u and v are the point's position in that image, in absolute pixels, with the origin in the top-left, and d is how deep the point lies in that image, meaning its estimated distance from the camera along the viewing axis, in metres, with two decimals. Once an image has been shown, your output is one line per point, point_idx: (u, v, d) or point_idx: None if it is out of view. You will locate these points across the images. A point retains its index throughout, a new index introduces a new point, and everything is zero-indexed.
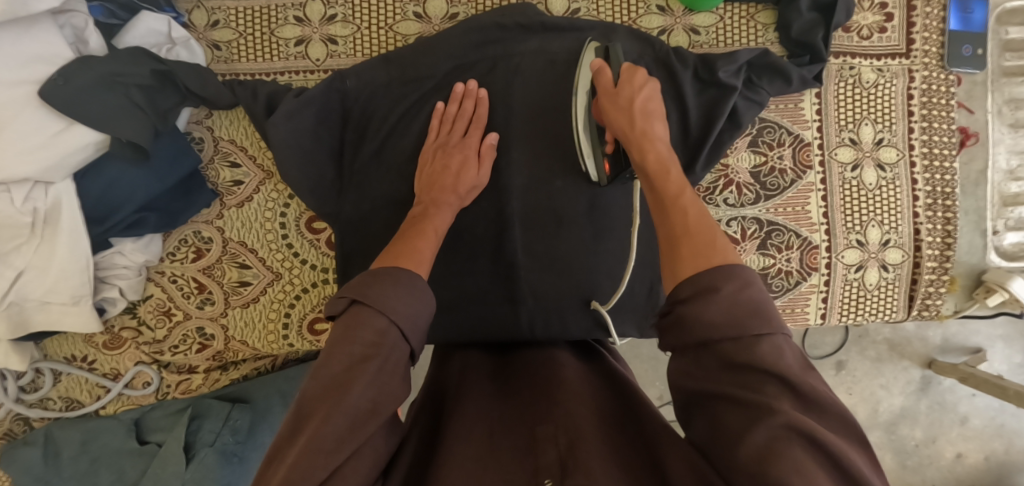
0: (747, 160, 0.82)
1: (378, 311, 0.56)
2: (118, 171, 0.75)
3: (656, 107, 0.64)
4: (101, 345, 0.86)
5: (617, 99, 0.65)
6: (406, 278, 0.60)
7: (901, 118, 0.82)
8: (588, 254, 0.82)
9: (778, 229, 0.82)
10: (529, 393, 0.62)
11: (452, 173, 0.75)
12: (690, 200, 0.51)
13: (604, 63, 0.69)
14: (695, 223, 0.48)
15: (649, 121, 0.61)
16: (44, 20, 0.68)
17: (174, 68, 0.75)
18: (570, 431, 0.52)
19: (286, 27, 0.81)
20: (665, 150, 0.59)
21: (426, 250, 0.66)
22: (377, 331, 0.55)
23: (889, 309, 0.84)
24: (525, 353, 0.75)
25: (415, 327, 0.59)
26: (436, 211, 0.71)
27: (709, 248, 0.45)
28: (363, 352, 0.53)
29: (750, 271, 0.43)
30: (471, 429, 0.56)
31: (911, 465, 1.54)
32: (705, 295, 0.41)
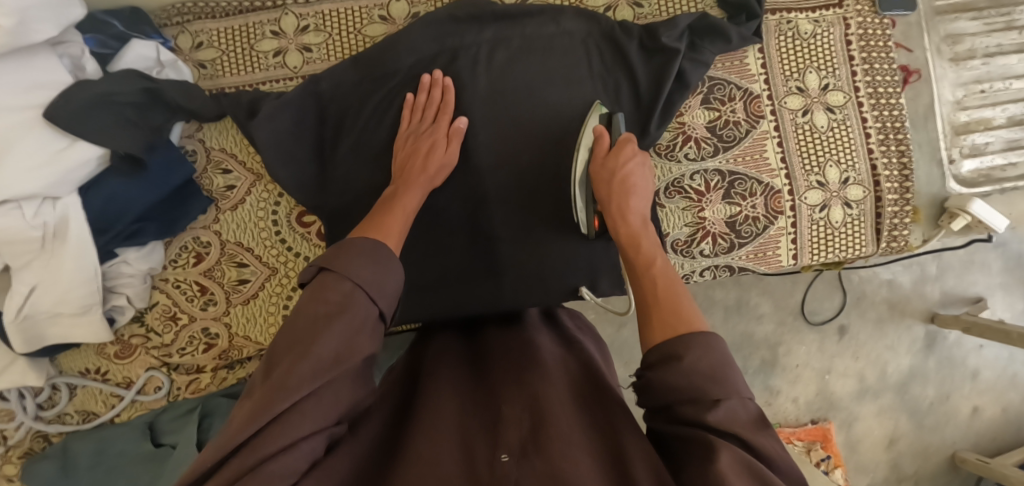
0: (702, 117, 0.86)
1: (342, 279, 0.54)
2: (118, 183, 0.80)
3: (640, 180, 0.70)
4: (113, 355, 0.91)
5: (605, 167, 0.72)
6: (374, 249, 0.58)
7: (842, 63, 0.87)
8: (563, 223, 0.86)
9: (740, 178, 0.86)
10: (500, 372, 0.65)
11: (423, 155, 0.78)
12: (659, 268, 0.60)
13: (603, 129, 0.75)
14: (664, 291, 0.57)
15: (627, 196, 0.68)
16: (44, 49, 0.76)
17: (162, 85, 0.81)
18: (531, 413, 0.55)
19: (264, 41, 0.88)
20: (639, 224, 0.67)
21: (397, 226, 0.67)
22: (335, 300, 0.52)
23: (858, 244, 0.88)
24: (496, 333, 0.77)
25: (384, 296, 0.57)
26: (411, 189, 0.73)
27: (675, 319, 0.53)
28: (330, 314, 0.51)
29: (715, 337, 0.50)
30: (439, 405, 0.58)
31: (929, 425, 1.54)
32: (670, 360, 0.49)
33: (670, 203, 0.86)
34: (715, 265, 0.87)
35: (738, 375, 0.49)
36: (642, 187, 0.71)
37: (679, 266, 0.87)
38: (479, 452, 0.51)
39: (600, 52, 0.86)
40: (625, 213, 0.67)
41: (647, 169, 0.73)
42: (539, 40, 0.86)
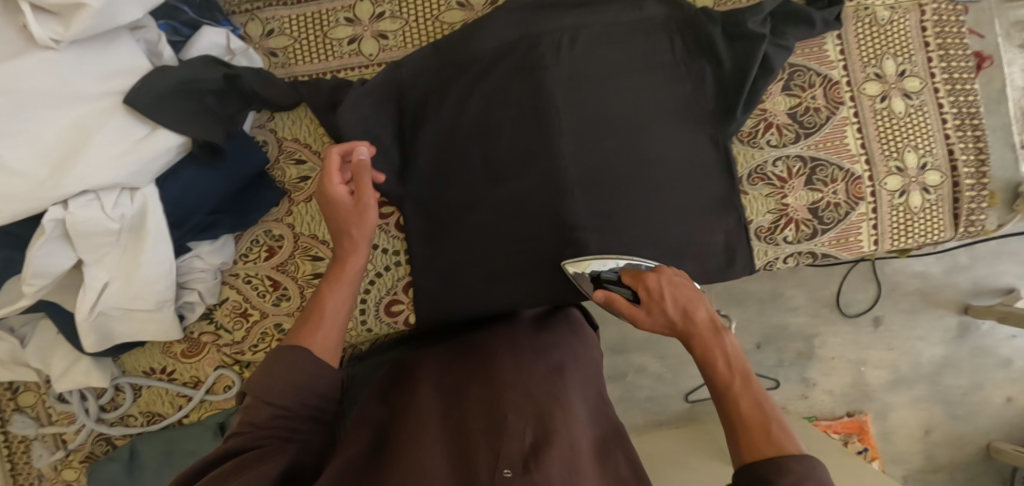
0: (783, 103, 0.86)
1: (272, 399, 0.59)
2: (196, 174, 0.79)
3: (688, 293, 0.61)
4: (180, 354, 0.88)
5: (649, 318, 0.62)
6: (296, 359, 0.61)
7: (918, 49, 0.87)
8: (649, 212, 0.85)
9: (822, 164, 0.86)
10: (491, 375, 0.69)
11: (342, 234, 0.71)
12: (740, 387, 0.57)
13: (608, 295, 0.64)
14: (751, 414, 0.55)
15: (694, 318, 0.60)
16: (124, 34, 0.74)
17: (240, 73, 0.78)
18: (534, 424, 0.62)
19: (338, 29, 0.86)
20: (728, 349, 0.59)
21: (332, 311, 0.68)
22: (269, 421, 0.59)
23: (937, 229, 0.89)
24: (501, 330, 0.79)
25: (315, 395, 0.62)
26: (349, 258, 0.70)
27: (763, 440, 0.52)
28: (276, 424, 0.60)
29: (808, 457, 0.50)
30: (425, 423, 0.63)
31: (962, 414, 1.55)
32: (766, 485, 0.49)
33: (754, 189, 0.86)
34: (799, 251, 0.87)
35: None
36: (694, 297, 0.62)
37: (762, 253, 0.87)
38: (482, 461, 0.57)
39: (682, 38, 0.85)
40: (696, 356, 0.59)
41: (683, 279, 0.63)
42: (619, 25, 0.85)
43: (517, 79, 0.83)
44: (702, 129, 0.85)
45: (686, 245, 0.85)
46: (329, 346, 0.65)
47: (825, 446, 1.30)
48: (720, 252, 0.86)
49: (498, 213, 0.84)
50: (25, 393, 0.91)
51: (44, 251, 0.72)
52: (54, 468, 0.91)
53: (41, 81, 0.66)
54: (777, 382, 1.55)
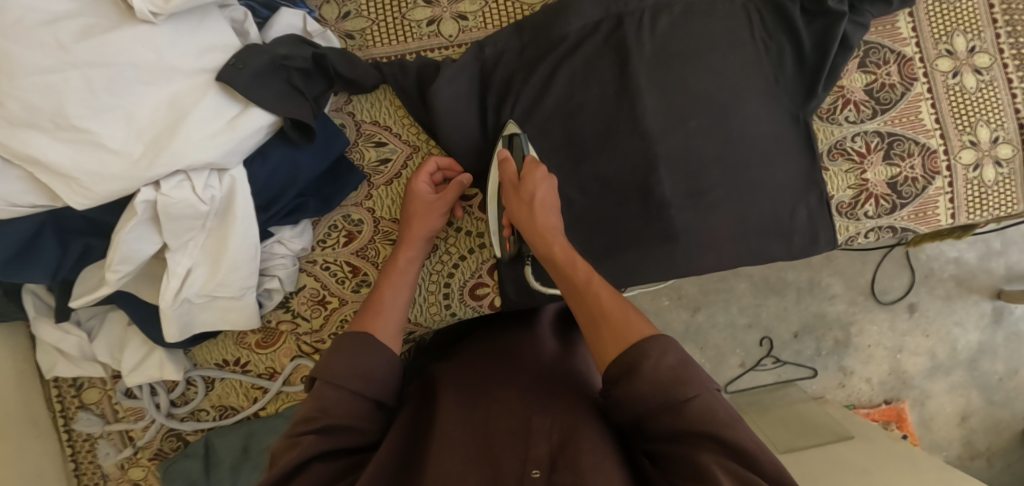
0: (859, 80, 0.87)
1: (340, 385, 0.59)
2: (285, 154, 0.78)
3: (552, 202, 0.76)
4: (255, 345, 0.86)
5: (519, 195, 0.75)
6: (360, 343, 0.63)
7: (987, 25, 0.89)
8: (734, 191, 0.85)
9: (899, 139, 0.87)
10: (512, 380, 0.67)
11: (408, 221, 0.79)
12: (597, 285, 0.64)
13: (508, 153, 0.79)
14: (608, 302, 0.62)
15: (547, 216, 0.74)
16: (214, 12, 0.72)
17: (326, 53, 0.78)
18: (563, 422, 0.58)
19: (416, 10, 0.86)
20: (564, 240, 0.72)
21: (389, 301, 0.71)
22: (334, 404, 0.58)
23: (1011, 202, 0.90)
24: (526, 338, 0.77)
25: (377, 384, 0.62)
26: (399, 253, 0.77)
27: (624, 328, 0.57)
28: (345, 412, 0.58)
29: (666, 336, 0.55)
30: (446, 431, 0.59)
31: (999, 400, 1.56)
32: (632, 370, 0.53)
33: (834, 165, 0.87)
34: (879, 226, 0.88)
35: (697, 368, 0.53)
36: (551, 204, 0.76)
37: (843, 229, 0.88)
38: (506, 463, 0.53)
39: (762, 17, 0.85)
40: (547, 232, 0.72)
41: (553, 189, 0.77)
42: (700, 4, 0.85)
43: (599, 59, 0.84)
44: (783, 106, 0.86)
45: (773, 223, 0.86)
46: (393, 335, 0.68)
47: (873, 430, 1.29)
48: (802, 229, 0.86)
49: (582, 192, 0.86)
50: (89, 390, 0.88)
51: (133, 234, 0.70)
52: (120, 467, 0.89)
53: (136, 55, 0.65)
54: (815, 371, 1.55)
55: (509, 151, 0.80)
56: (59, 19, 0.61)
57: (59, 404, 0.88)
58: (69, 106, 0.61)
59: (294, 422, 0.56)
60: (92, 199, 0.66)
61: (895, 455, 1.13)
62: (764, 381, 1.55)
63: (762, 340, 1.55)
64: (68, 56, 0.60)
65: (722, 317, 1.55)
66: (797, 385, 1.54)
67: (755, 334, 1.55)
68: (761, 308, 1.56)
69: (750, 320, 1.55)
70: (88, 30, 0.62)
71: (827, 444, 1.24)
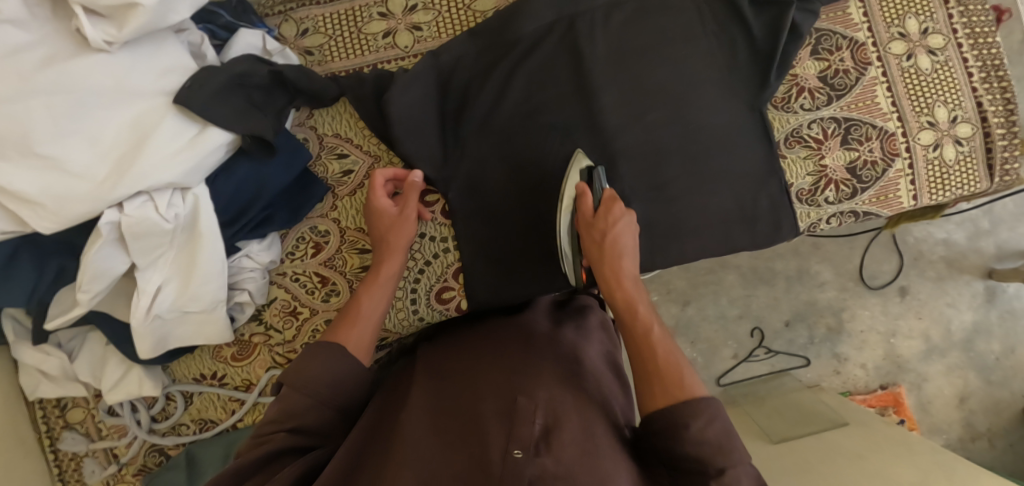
0: (813, 68, 0.88)
1: (309, 392, 0.61)
2: (248, 169, 0.80)
3: (629, 241, 0.74)
4: (231, 357, 0.88)
5: (594, 234, 0.74)
6: (334, 351, 0.64)
7: (938, 6, 0.90)
8: (693, 184, 0.85)
9: (856, 124, 0.88)
10: (499, 364, 0.67)
11: (382, 236, 0.79)
12: (658, 338, 0.65)
13: (586, 186, 0.77)
14: (665, 355, 0.63)
15: (620, 258, 0.72)
16: (170, 35, 0.75)
17: (284, 69, 0.80)
18: (547, 408, 0.58)
19: (372, 24, 0.88)
20: (636, 290, 0.71)
21: (367, 311, 0.72)
22: (304, 411, 0.60)
23: (972, 181, 0.90)
24: (518, 323, 0.78)
25: (350, 386, 0.64)
26: (381, 267, 0.76)
27: (678, 387, 0.59)
28: (311, 417, 0.61)
29: (718, 405, 0.56)
30: (429, 417, 0.60)
31: (998, 380, 1.53)
32: (676, 429, 0.56)
33: (791, 153, 0.88)
34: (840, 211, 0.88)
35: (739, 441, 0.55)
36: (631, 247, 0.74)
37: (805, 216, 0.88)
38: (491, 440, 0.53)
39: (713, 10, 0.87)
40: (620, 278, 0.71)
41: (632, 227, 0.76)
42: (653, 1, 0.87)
43: (555, 61, 0.86)
44: (740, 97, 0.86)
45: (734, 213, 0.86)
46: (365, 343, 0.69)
47: (868, 416, 1.27)
48: (764, 217, 0.87)
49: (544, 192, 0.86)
50: (73, 409, 0.91)
51: (100, 255, 0.72)
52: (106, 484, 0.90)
53: (97, 81, 0.67)
54: (808, 360, 1.54)
55: (587, 182, 0.79)
56: (21, 50, 0.63)
57: (44, 424, 0.90)
58: (34, 132, 0.63)
59: (261, 425, 0.59)
60: (59, 222, 0.67)
61: (888, 439, 1.12)
62: (758, 372, 1.54)
63: (753, 331, 1.54)
64: (30, 85, 0.63)
65: (713, 308, 1.55)
66: (791, 375, 1.53)
67: (746, 325, 1.55)
68: (752, 299, 1.56)
69: (741, 310, 1.55)
70: (49, 59, 0.64)
71: (822, 432, 1.22)
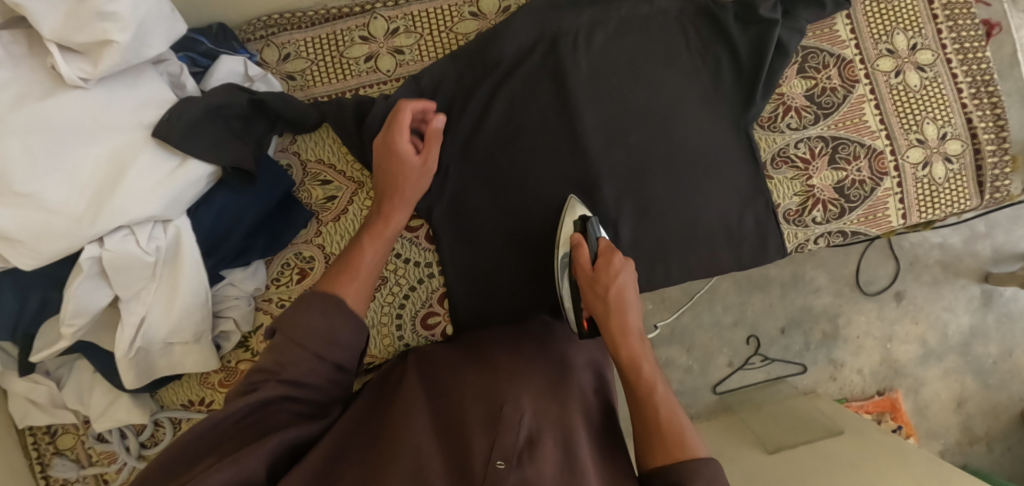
0: (799, 86, 0.87)
1: (304, 347, 0.59)
2: (227, 197, 0.80)
3: (632, 293, 0.72)
4: (218, 384, 0.88)
5: (596, 291, 0.72)
6: (334, 306, 0.63)
7: (927, 22, 0.89)
8: (680, 204, 0.84)
9: (844, 142, 0.87)
10: (482, 374, 0.67)
11: (392, 178, 0.77)
12: (661, 396, 0.64)
13: (581, 239, 0.77)
14: (667, 417, 0.61)
15: (625, 313, 0.69)
16: (148, 68, 0.75)
17: (265, 97, 0.80)
18: (531, 419, 0.59)
19: (353, 48, 0.88)
20: (640, 346, 0.68)
21: (365, 263, 0.71)
22: (297, 362, 0.59)
23: (963, 198, 0.89)
24: (504, 335, 0.78)
25: (340, 348, 0.62)
26: (388, 222, 0.75)
27: (676, 447, 0.58)
28: (304, 372, 0.59)
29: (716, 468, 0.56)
30: (416, 421, 0.60)
31: (994, 384, 1.52)
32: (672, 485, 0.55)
33: (778, 173, 0.87)
34: (828, 231, 0.88)
35: None
36: (634, 299, 0.72)
37: (793, 236, 0.87)
38: (475, 450, 0.53)
39: (697, 28, 0.86)
40: (626, 335, 0.68)
41: (633, 276, 0.74)
42: (637, 20, 0.86)
43: (537, 83, 0.85)
44: (725, 116, 0.85)
45: (721, 233, 0.85)
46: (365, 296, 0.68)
47: (863, 423, 1.26)
48: (750, 237, 0.86)
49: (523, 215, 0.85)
50: (63, 436, 0.91)
51: (81, 289, 0.72)
52: None
53: (74, 118, 0.67)
54: (805, 367, 1.52)
55: (582, 235, 0.78)
56: None
57: (35, 451, 0.90)
58: (10, 173, 0.62)
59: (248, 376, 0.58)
60: (39, 259, 0.66)
61: (881, 447, 1.10)
62: (755, 379, 1.51)
63: (749, 339, 1.52)
64: (5, 123, 0.62)
65: (708, 316, 1.52)
66: (787, 382, 1.51)
67: (741, 332, 1.52)
68: (746, 306, 1.53)
69: (735, 317, 1.52)
70: (22, 96, 0.64)
71: (815, 441, 1.21)
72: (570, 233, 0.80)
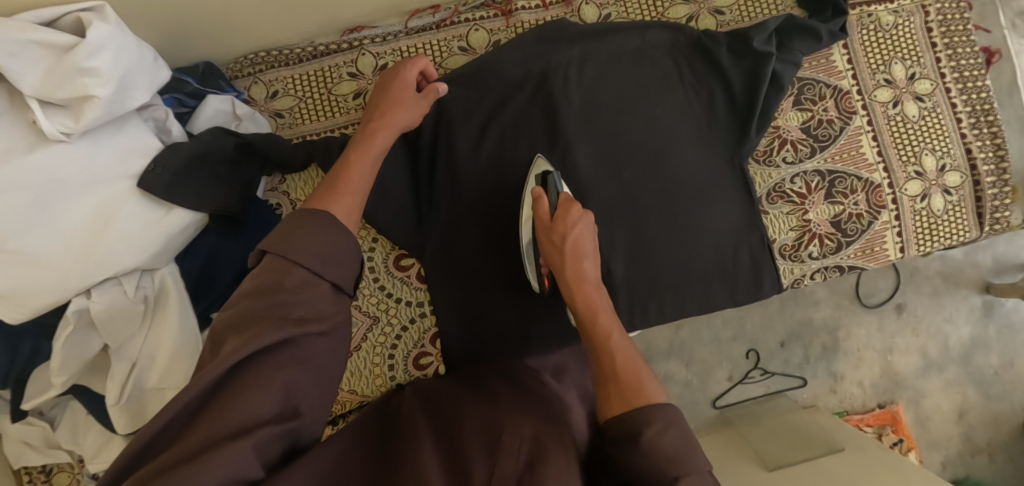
0: (795, 119, 0.86)
1: (298, 263, 0.53)
2: (211, 242, 0.81)
3: (589, 244, 0.71)
4: None
5: (552, 238, 0.71)
6: (327, 223, 0.57)
7: (926, 50, 0.87)
8: (673, 241, 0.83)
9: (840, 176, 0.85)
10: (479, 408, 0.62)
11: (388, 104, 0.74)
12: (617, 344, 0.61)
13: (542, 192, 0.74)
14: (624, 364, 0.58)
15: (580, 262, 0.69)
16: (133, 116, 0.72)
17: (252, 139, 0.80)
18: (531, 441, 0.53)
19: (342, 85, 0.88)
20: (597, 295, 0.67)
21: (355, 181, 0.65)
22: (298, 281, 0.53)
23: (961, 229, 0.88)
24: (498, 376, 0.74)
25: (338, 268, 0.56)
26: (376, 137, 0.71)
27: (633, 395, 0.54)
28: (300, 287, 0.52)
29: (675, 413, 0.52)
30: (418, 444, 0.54)
31: (997, 394, 1.40)
32: (633, 437, 0.51)
33: (773, 208, 0.86)
34: (825, 266, 0.86)
35: (699, 451, 0.50)
36: (592, 250, 0.72)
37: (788, 272, 0.86)
38: (475, 473, 0.48)
39: (688, 61, 0.85)
40: (581, 283, 0.67)
41: (591, 226, 0.73)
42: (628, 53, 0.85)
43: (529, 116, 0.84)
44: (719, 150, 0.84)
45: (716, 269, 0.84)
46: (353, 217, 0.63)
47: (866, 439, 1.13)
48: (743, 275, 0.84)
49: (510, 253, 0.84)
50: (58, 474, 0.91)
51: (70, 340, 0.72)
52: None
53: (60, 172, 0.64)
54: (805, 380, 1.40)
55: (544, 188, 0.77)
56: None
57: None
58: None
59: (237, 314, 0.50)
60: (25, 312, 0.66)
61: (883, 463, 0.97)
62: (754, 394, 1.39)
63: (748, 353, 1.40)
64: None
65: (707, 330, 1.40)
66: (787, 396, 1.38)
67: (741, 347, 1.40)
68: (745, 319, 1.41)
69: (734, 332, 1.41)
70: (7, 151, 0.60)
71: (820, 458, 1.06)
72: (529, 187, 0.79)
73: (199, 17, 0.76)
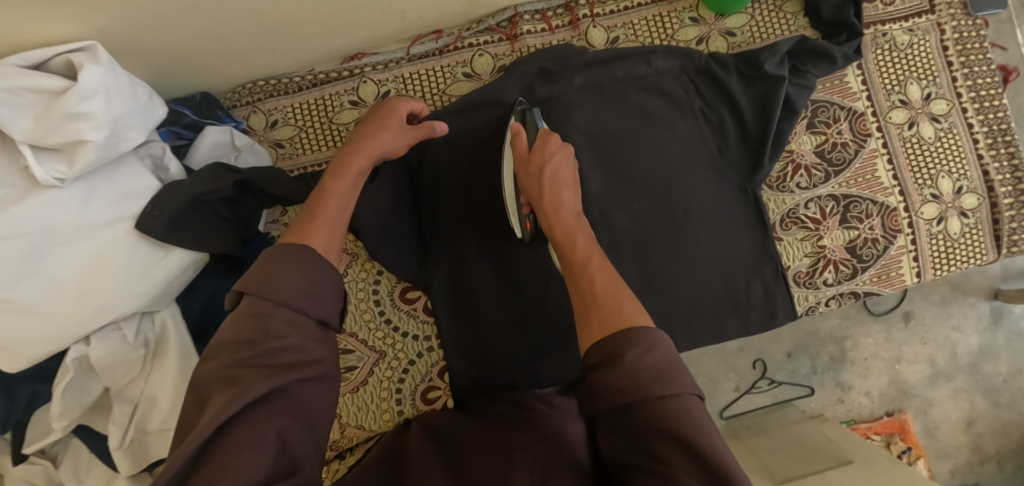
0: (808, 142, 0.84)
1: (281, 304, 0.50)
2: (211, 282, 0.80)
3: (567, 174, 0.70)
4: None
5: (530, 170, 0.70)
6: (312, 257, 0.54)
7: (941, 70, 0.86)
8: (685, 271, 0.81)
9: (855, 201, 0.84)
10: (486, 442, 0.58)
11: (374, 130, 0.72)
12: (597, 267, 0.57)
13: (520, 126, 0.74)
14: (603, 285, 0.54)
15: (558, 190, 0.67)
16: (128, 156, 0.70)
17: (251, 175, 0.78)
18: (541, 471, 0.50)
19: (343, 113, 0.88)
20: (572, 219, 0.65)
21: (332, 211, 0.62)
22: (286, 327, 0.49)
23: (978, 252, 0.86)
24: (503, 403, 0.72)
25: (322, 301, 0.53)
26: (352, 161, 0.68)
27: (615, 317, 0.49)
28: (290, 329, 0.49)
29: (658, 332, 0.47)
30: None
31: (1005, 402, 1.31)
32: (613, 358, 0.45)
33: (788, 234, 0.84)
34: (840, 293, 0.84)
35: (684, 371, 0.45)
36: (570, 180, 0.70)
37: (803, 299, 0.85)
38: None
39: (695, 87, 0.82)
40: (557, 209, 0.65)
41: (569, 160, 0.72)
42: (634, 80, 0.82)
43: None
44: (729, 178, 0.82)
45: (727, 300, 0.81)
46: (332, 250, 0.59)
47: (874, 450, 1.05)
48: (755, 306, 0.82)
49: (513, 285, 0.82)
50: None
51: (70, 388, 0.70)
52: None
53: (51, 219, 0.61)
54: (812, 389, 1.32)
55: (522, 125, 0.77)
56: None
57: None
58: None
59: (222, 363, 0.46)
60: (23, 361, 0.64)
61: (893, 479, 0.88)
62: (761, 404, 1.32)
63: (755, 363, 1.32)
64: None
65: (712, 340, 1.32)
66: (794, 407, 1.30)
67: (747, 357, 1.32)
68: None
69: (741, 342, 1.33)
70: None
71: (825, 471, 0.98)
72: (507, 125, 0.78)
73: (195, 50, 0.73)
